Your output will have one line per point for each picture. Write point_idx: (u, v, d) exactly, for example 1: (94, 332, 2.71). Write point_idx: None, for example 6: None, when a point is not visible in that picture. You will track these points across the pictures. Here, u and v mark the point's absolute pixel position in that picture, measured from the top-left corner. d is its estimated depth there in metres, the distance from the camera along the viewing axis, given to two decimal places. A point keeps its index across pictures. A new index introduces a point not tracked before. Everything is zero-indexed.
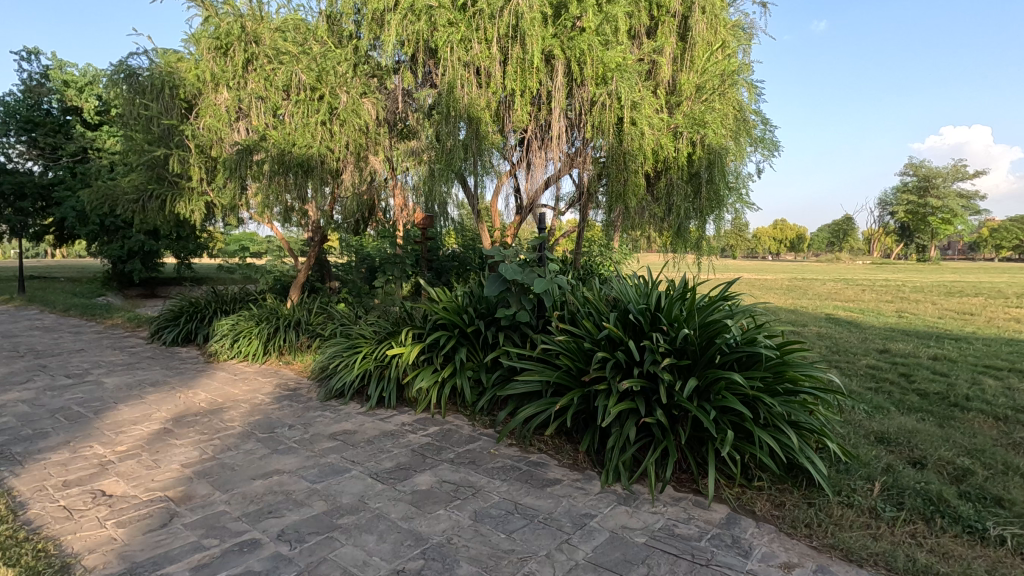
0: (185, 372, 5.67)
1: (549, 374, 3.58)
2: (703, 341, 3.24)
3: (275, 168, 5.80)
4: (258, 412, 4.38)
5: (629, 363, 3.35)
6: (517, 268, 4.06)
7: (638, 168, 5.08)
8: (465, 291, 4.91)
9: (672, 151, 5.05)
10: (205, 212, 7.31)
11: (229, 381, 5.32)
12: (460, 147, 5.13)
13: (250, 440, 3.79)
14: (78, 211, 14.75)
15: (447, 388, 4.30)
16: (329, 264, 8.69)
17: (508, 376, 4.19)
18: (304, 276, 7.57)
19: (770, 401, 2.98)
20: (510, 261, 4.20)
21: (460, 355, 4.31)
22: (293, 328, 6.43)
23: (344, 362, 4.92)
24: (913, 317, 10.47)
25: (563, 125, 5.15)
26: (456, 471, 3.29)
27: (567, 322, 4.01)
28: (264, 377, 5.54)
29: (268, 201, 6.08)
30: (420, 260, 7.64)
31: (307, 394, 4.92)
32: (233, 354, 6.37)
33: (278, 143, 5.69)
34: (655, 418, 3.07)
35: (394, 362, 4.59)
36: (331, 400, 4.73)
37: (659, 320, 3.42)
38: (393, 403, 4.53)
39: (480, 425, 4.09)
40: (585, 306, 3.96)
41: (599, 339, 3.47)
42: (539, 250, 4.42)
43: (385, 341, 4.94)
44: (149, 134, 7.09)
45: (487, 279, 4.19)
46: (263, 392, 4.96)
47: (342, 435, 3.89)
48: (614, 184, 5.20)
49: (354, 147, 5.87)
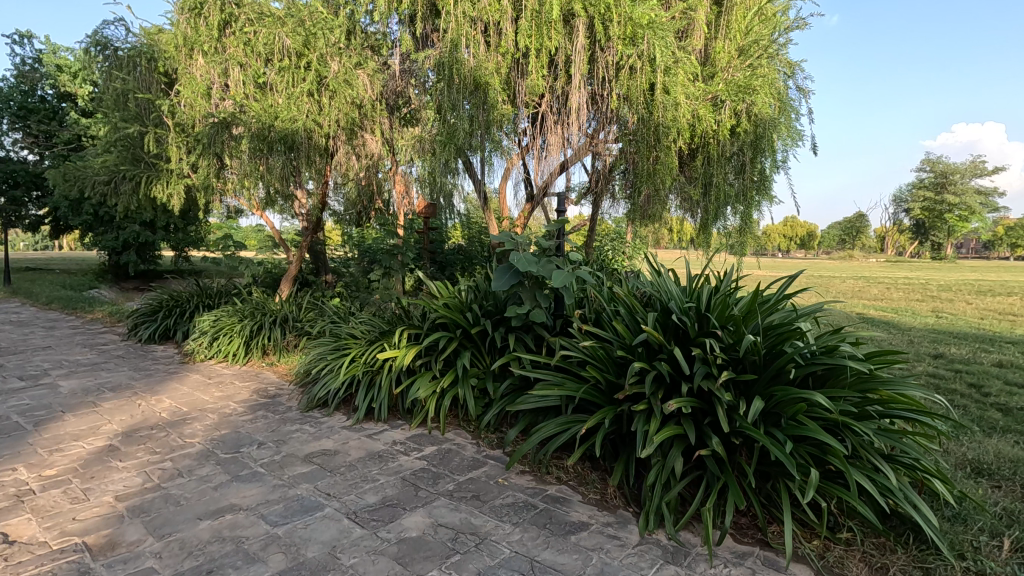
0: (155, 374, 5.03)
1: (572, 389, 2.90)
2: (768, 350, 2.56)
3: (257, 146, 5.13)
4: (226, 425, 3.73)
5: (674, 376, 2.68)
6: (532, 257, 3.39)
7: (671, 144, 4.38)
8: (470, 287, 4.27)
9: (712, 124, 4.29)
10: (185, 197, 6.66)
11: (201, 386, 4.68)
12: (466, 119, 4.45)
13: (208, 462, 3.14)
14: (70, 200, 14.16)
15: (448, 399, 3.64)
16: (324, 255, 8.00)
17: (520, 387, 3.54)
18: (297, 269, 6.97)
19: (863, 429, 2.30)
20: (523, 249, 3.49)
21: (463, 360, 3.65)
22: (280, 325, 5.79)
23: (329, 365, 4.27)
24: (953, 317, 9.69)
25: (584, 97, 4.46)
26: (456, 509, 2.63)
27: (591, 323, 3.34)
28: (242, 381, 4.89)
29: (247, 184, 5.40)
30: (423, 253, 7.04)
31: (286, 402, 4.28)
32: (212, 353, 5.75)
33: (258, 116, 4.97)
34: (710, 448, 2.40)
35: (387, 367, 3.94)
36: (313, 410, 4.08)
37: (709, 323, 2.75)
38: (384, 417, 3.84)
39: (486, 444, 3.43)
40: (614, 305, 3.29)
41: (634, 347, 2.79)
42: (558, 236, 3.70)
43: (377, 342, 4.28)
44: (125, 110, 6.45)
45: (495, 273, 3.45)
46: (237, 399, 4.33)
47: (319, 457, 3.23)
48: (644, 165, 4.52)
49: (345, 122, 5.22)
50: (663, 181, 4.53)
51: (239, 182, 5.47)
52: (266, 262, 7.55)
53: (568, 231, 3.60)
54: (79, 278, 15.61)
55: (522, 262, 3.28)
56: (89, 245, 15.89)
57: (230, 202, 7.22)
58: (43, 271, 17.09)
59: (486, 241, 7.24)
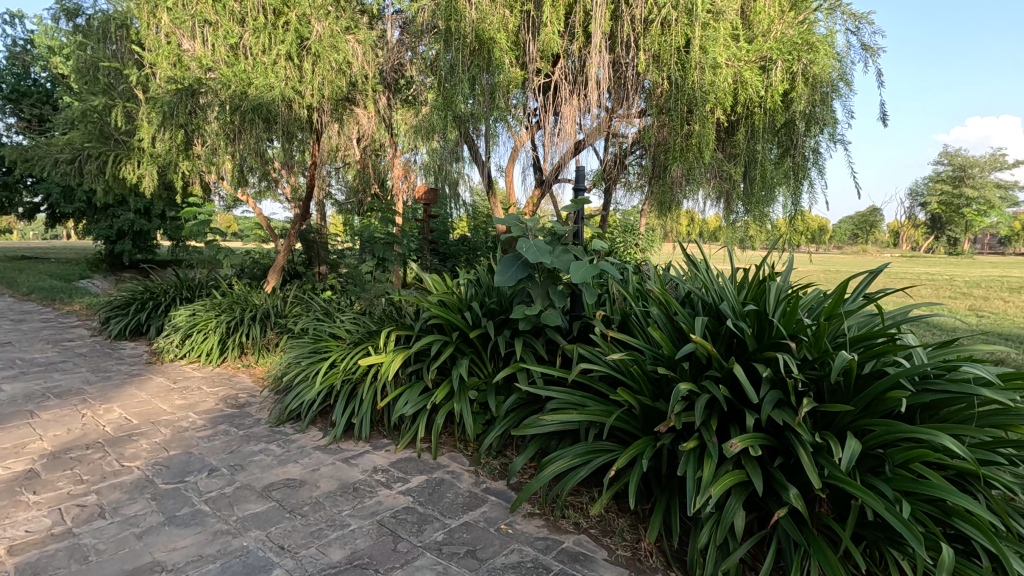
0: (114, 376, 4.44)
1: (596, 414, 2.29)
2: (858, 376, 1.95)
3: (228, 117, 4.47)
4: (177, 444, 3.13)
5: (733, 403, 2.03)
6: (544, 245, 2.74)
7: (710, 114, 3.69)
8: (471, 282, 3.64)
9: (760, 90, 3.58)
10: (160, 179, 6.03)
11: (162, 392, 4.08)
12: (466, 80, 3.87)
13: (141, 496, 2.53)
14: (61, 186, 13.61)
15: (441, 416, 3.03)
16: (319, 245, 7.20)
17: (527, 402, 2.95)
18: (284, 259, 6.37)
19: (1006, 484, 1.66)
20: (534, 236, 2.82)
21: (460, 370, 3.05)
22: (260, 322, 5.17)
23: (304, 372, 3.66)
24: (1000, 318, 8.91)
25: (605, 59, 3.79)
26: (444, 573, 2.00)
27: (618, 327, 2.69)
28: (211, 387, 4.28)
29: (221, 162, 4.77)
30: (423, 244, 6.42)
31: (256, 414, 3.67)
32: (184, 352, 5.14)
33: (227, 79, 4.24)
34: (788, 504, 1.77)
35: (370, 376, 3.32)
36: (284, 424, 3.47)
37: (778, 333, 2.10)
38: (364, 435, 3.22)
39: (486, 474, 2.81)
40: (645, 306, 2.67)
41: (677, 363, 2.16)
42: (576, 220, 3.01)
43: (360, 346, 3.67)
44: (94, 83, 5.85)
45: (498, 265, 2.80)
46: (198, 409, 3.73)
47: (281, 491, 2.62)
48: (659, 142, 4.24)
49: (331, 92, 4.52)
50: (699, 158, 3.84)
51: (212, 161, 4.84)
52: (253, 252, 6.93)
53: (588, 213, 2.95)
54: (72, 268, 15.06)
55: (531, 250, 2.64)
56: (83, 233, 15.35)
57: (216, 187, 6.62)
58: (54, 271, 13.63)
59: (491, 231, 6.60)
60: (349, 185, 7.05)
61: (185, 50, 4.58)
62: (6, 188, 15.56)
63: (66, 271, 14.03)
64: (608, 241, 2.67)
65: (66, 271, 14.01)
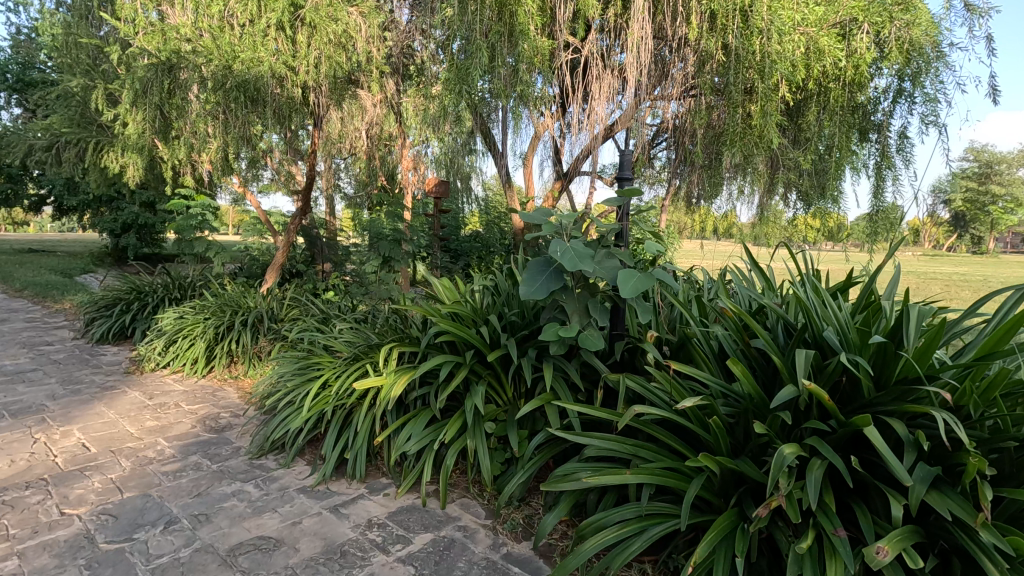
0: (84, 390, 3.94)
1: (657, 475, 1.74)
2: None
3: (210, 97, 3.91)
4: (134, 483, 2.60)
5: (864, 477, 1.47)
6: (584, 248, 2.16)
7: (778, 90, 3.07)
8: (488, 290, 3.08)
9: (839, 59, 2.95)
10: (145, 168, 5.51)
11: (133, 411, 3.56)
12: (485, 51, 3.30)
13: (72, 562, 2.01)
14: (63, 176, 13.23)
15: (452, 454, 2.48)
16: (321, 242, 6.68)
17: (557, 440, 2.40)
18: (283, 257, 5.85)
19: None
20: (571, 236, 2.24)
21: (476, 399, 2.51)
22: (252, 327, 4.65)
23: (293, 392, 3.13)
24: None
25: (649, 24, 3.20)
26: None
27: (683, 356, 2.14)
28: (190, 404, 3.76)
29: (205, 149, 4.23)
30: (433, 242, 5.86)
31: (235, 441, 3.15)
32: (167, 361, 4.63)
33: (208, 51, 3.68)
34: None
35: (366, 402, 2.78)
36: (267, 456, 2.94)
37: (918, 382, 1.56)
38: (360, 474, 2.68)
39: (506, 533, 2.25)
40: (712, 330, 2.13)
41: (775, 416, 1.60)
42: (622, 218, 2.42)
43: (358, 362, 3.15)
44: (75, 63, 5.33)
45: (525, 271, 2.23)
46: (170, 434, 3.21)
47: (249, 555, 2.08)
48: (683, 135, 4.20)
49: (328, 69, 3.94)
50: (761, 144, 3.22)
51: (196, 149, 4.30)
52: (251, 248, 6.42)
53: (633, 212, 2.36)
54: (74, 261, 14.68)
55: (566, 255, 2.07)
56: (87, 225, 14.97)
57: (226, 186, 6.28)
58: (54, 270, 11.84)
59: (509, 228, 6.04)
60: (359, 177, 6.64)
61: (164, 21, 4.03)
62: (10, 179, 15.21)
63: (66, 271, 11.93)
64: (665, 247, 2.10)
65: (63, 271, 11.95)
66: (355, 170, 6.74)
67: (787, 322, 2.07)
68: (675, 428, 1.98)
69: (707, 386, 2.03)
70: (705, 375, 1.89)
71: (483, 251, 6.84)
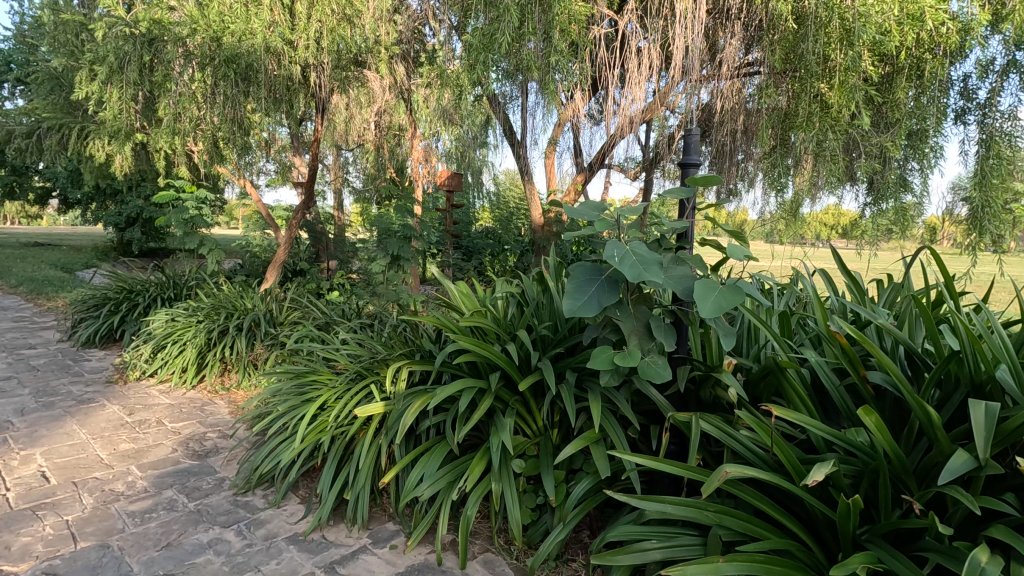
0: (58, 404, 3.52)
1: (761, 566, 1.31)
2: None
3: (198, 73, 3.46)
4: (93, 530, 2.16)
5: None
6: (648, 249, 1.68)
7: (864, 61, 2.55)
8: (513, 298, 2.63)
9: (944, 20, 2.43)
10: (135, 157, 5.09)
11: (108, 430, 3.13)
12: (514, 17, 2.82)
13: None
14: (66, 168, 12.87)
15: (472, 500, 2.02)
16: (327, 239, 6.23)
17: (602, 488, 1.95)
18: (284, 255, 5.41)
19: None
20: (629, 236, 1.76)
21: (504, 432, 2.06)
22: (248, 333, 4.22)
23: (285, 415, 2.69)
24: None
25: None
26: None
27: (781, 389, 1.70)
28: (174, 421, 3.33)
29: (195, 133, 3.79)
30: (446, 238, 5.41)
31: (218, 471, 2.70)
32: (154, 369, 4.19)
33: (193, 18, 3.23)
34: None
35: (371, 432, 2.34)
36: (253, 491, 2.50)
37: None
38: (360, 518, 2.22)
39: None
40: (804, 356, 1.73)
41: (945, 497, 1.18)
42: (687, 212, 1.93)
43: (362, 381, 2.70)
44: (60, 44, 4.93)
45: (569, 276, 1.78)
46: (146, 461, 2.78)
47: None
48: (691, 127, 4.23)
49: (331, 45, 3.48)
50: (839, 128, 2.72)
51: (184, 134, 3.86)
52: (253, 244, 5.98)
53: (703, 205, 1.89)
54: (77, 254, 14.33)
55: (625, 263, 1.60)
56: (91, 219, 14.62)
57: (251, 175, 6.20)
58: (59, 267, 11.04)
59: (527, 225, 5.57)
60: (368, 169, 6.19)
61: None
62: (15, 171, 14.89)
63: (66, 268, 11.03)
64: (751, 253, 1.62)
65: (60, 267, 11.20)
66: (362, 161, 6.31)
67: (901, 348, 1.67)
68: (761, 486, 1.57)
69: (803, 430, 1.62)
70: (809, 420, 1.49)
71: (496, 249, 6.36)
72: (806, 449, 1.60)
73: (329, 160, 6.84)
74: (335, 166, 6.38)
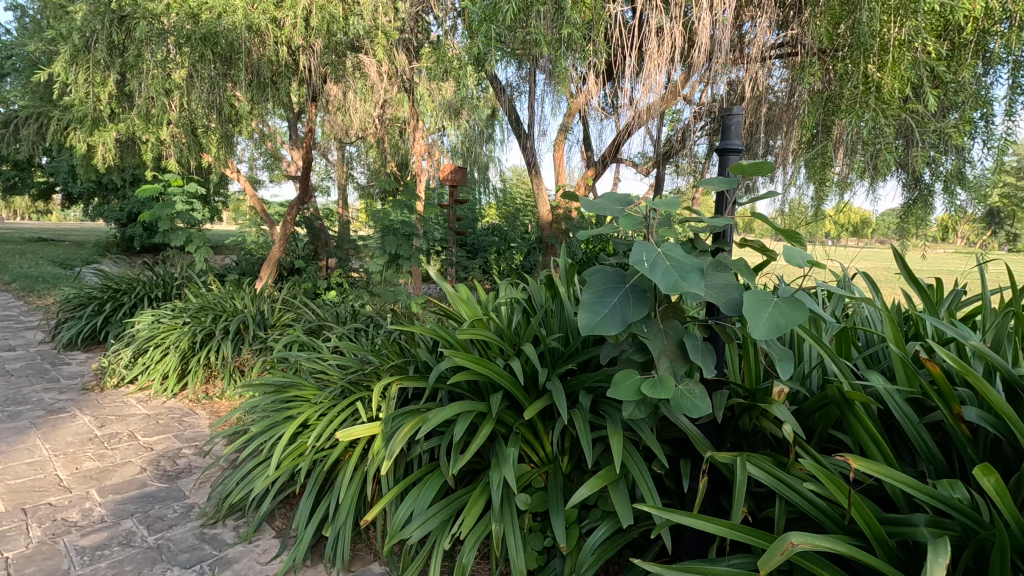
0: (25, 414, 3.25)
1: None
2: None
3: (176, 53, 3.18)
4: (33, 570, 1.88)
5: None
6: (684, 252, 1.37)
7: (921, 33, 2.23)
8: (518, 305, 2.33)
9: None
10: (120, 148, 4.82)
11: (73, 446, 2.86)
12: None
13: None
14: (67, 164, 12.68)
15: (470, 545, 1.71)
16: (326, 235, 5.95)
17: (623, 535, 1.65)
18: (278, 252, 5.13)
19: None
20: (660, 235, 1.43)
21: (506, 464, 1.76)
22: (235, 337, 3.93)
23: (262, 434, 2.40)
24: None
25: None
26: None
27: (847, 425, 1.39)
28: (148, 435, 3.05)
29: (176, 120, 3.52)
30: (448, 235, 5.11)
31: (187, 496, 2.41)
32: (134, 375, 3.92)
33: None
34: None
35: (355, 458, 2.04)
36: (222, 522, 2.21)
37: None
38: (341, 560, 1.92)
39: None
40: (872, 383, 1.42)
41: None
42: (727, 207, 1.61)
43: (348, 397, 2.41)
44: (42, 30, 4.68)
45: (587, 284, 1.47)
46: (108, 484, 2.49)
47: None
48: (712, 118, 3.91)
49: (320, 23, 3.20)
50: (890, 112, 2.40)
51: (165, 121, 3.59)
52: (248, 241, 5.71)
53: (746, 199, 1.57)
54: (80, 251, 14.16)
55: (657, 270, 1.28)
56: (93, 214, 14.41)
57: (250, 167, 5.94)
58: (58, 263, 10.84)
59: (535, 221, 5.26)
60: (370, 163, 5.91)
61: None
62: (18, 167, 14.74)
63: (65, 264, 10.82)
64: (814, 259, 1.30)
65: (60, 263, 11.04)
66: (363, 156, 6.04)
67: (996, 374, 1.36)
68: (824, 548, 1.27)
69: (877, 476, 1.31)
70: (889, 472, 1.17)
71: (501, 246, 6.06)
72: (881, 501, 1.29)
73: (330, 154, 6.57)
74: (337, 160, 6.12)
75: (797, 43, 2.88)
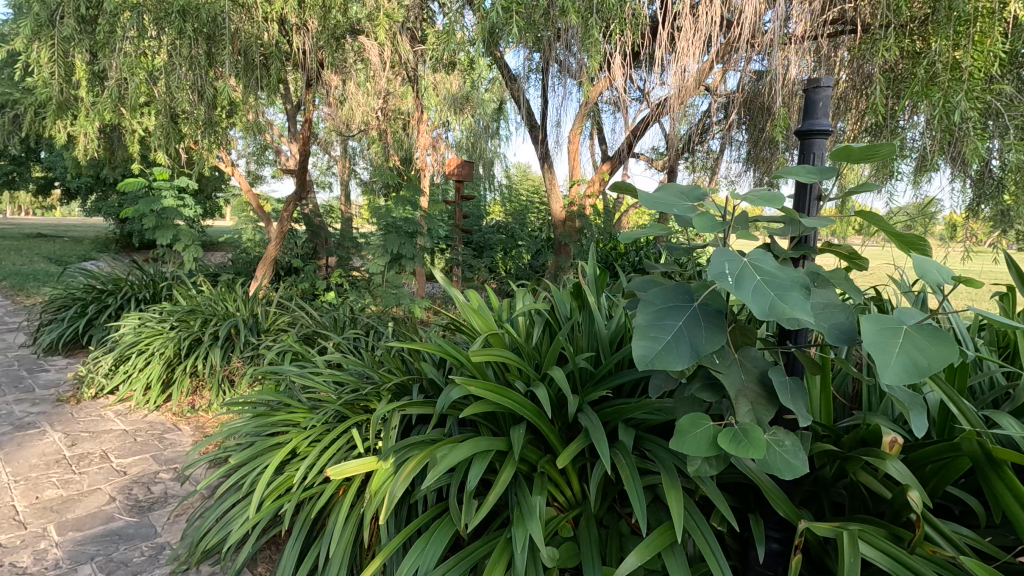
0: None
1: None
2: None
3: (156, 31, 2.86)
4: None
5: None
6: (776, 262, 1.03)
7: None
8: (540, 318, 2.01)
9: None
10: (105, 139, 4.52)
11: (37, 470, 2.55)
12: None
13: None
14: (64, 159, 12.39)
15: None
16: (326, 234, 5.63)
17: None
18: (274, 251, 4.82)
19: None
20: (742, 240, 1.10)
21: (532, 517, 1.44)
22: (224, 343, 3.62)
23: (244, 463, 2.08)
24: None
25: None
26: None
27: (985, 488, 1.08)
28: (122, 456, 2.74)
29: (158, 105, 3.20)
30: (454, 233, 4.78)
31: (156, 534, 2.09)
32: (114, 385, 3.61)
33: None
34: None
35: (349, 500, 1.72)
36: (194, 569, 1.89)
37: None
38: None
39: None
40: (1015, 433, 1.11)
41: None
42: (810, 204, 1.27)
43: (343, 421, 2.09)
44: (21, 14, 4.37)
45: (642, 302, 1.14)
46: (68, 519, 2.18)
47: None
48: (744, 108, 3.57)
49: None
50: (974, 93, 2.06)
51: (146, 108, 3.27)
52: (243, 239, 5.40)
53: (839, 194, 1.23)
54: (78, 247, 13.89)
55: (746, 288, 0.96)
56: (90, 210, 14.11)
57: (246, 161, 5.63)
58: (53, 260, 10.55)
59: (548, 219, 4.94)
60: (372, 157, 5.59)
61: None
62: (15, 161, 14.47)
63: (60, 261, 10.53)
64: (958, 276, 0.98)
65: (54, 259, 10.74)
66: (366, 149, 5.73)
67: None
68: None
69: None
70: None
71: (509, 244, 5.73)
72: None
73: (332, 149, 6.26)
74: (338, 154, 5.82)
75: (856, 18, 2.54)
